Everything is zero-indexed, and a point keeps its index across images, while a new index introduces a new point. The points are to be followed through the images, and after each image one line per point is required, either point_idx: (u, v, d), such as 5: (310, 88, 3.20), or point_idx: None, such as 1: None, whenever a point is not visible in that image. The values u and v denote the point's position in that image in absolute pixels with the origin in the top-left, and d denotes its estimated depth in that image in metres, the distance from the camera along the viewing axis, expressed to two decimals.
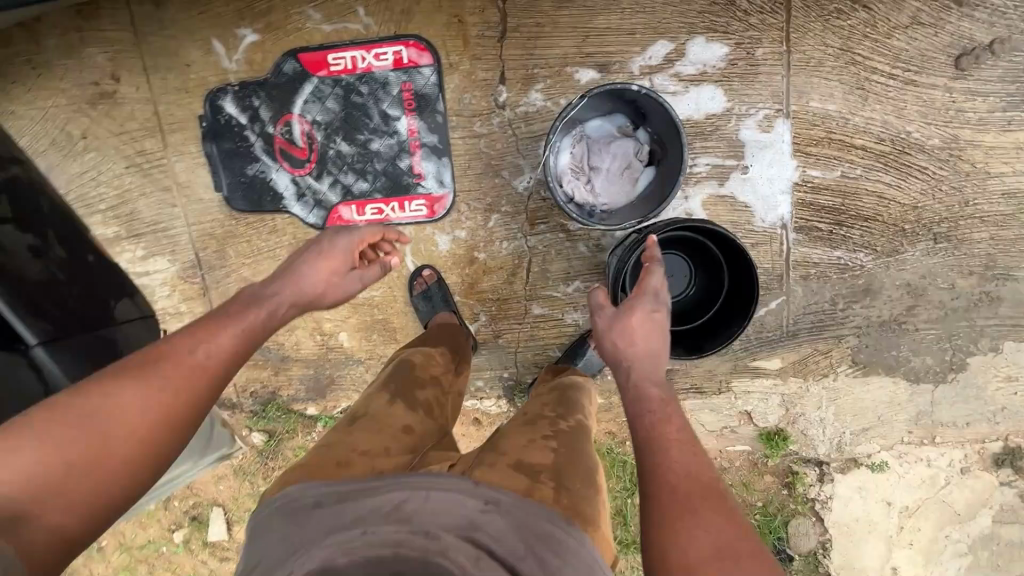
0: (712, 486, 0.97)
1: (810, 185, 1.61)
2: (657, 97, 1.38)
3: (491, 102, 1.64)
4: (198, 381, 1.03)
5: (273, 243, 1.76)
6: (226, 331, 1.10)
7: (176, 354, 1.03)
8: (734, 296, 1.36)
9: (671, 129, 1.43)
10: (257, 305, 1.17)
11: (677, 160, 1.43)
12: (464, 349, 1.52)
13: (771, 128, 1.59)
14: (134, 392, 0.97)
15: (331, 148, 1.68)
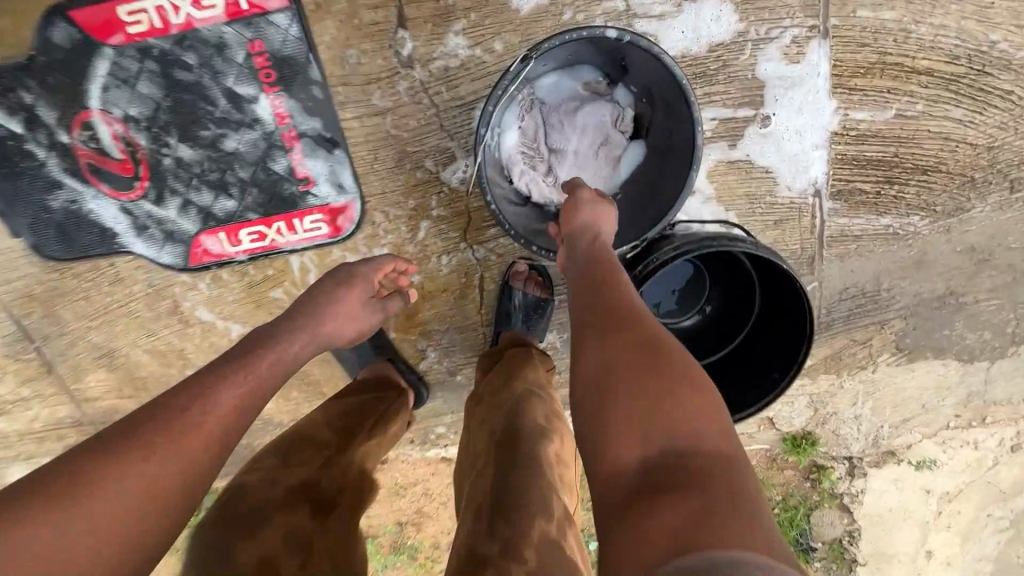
0: (633, 321, 0.78)
1: (853, 134, 1.16)
2: (647, 43, 0.88)
3: (392, 59, 1.09)
4: (210, 448, 0.70)
5: (122, 296, 1.26)
6: (243, 378, 0.77)
7: (179, 410, 0.70)
8: (772, 322, 0.97)
9: (668, 89, 0.95)
10: (277, 344, 0.86)
11: (680, 135, 0.97)
12: (383, 403, 1.11)
13: (802, 57, 1.11)
14: (125, 463, 0.64)
15: (166, 155, 1.13)
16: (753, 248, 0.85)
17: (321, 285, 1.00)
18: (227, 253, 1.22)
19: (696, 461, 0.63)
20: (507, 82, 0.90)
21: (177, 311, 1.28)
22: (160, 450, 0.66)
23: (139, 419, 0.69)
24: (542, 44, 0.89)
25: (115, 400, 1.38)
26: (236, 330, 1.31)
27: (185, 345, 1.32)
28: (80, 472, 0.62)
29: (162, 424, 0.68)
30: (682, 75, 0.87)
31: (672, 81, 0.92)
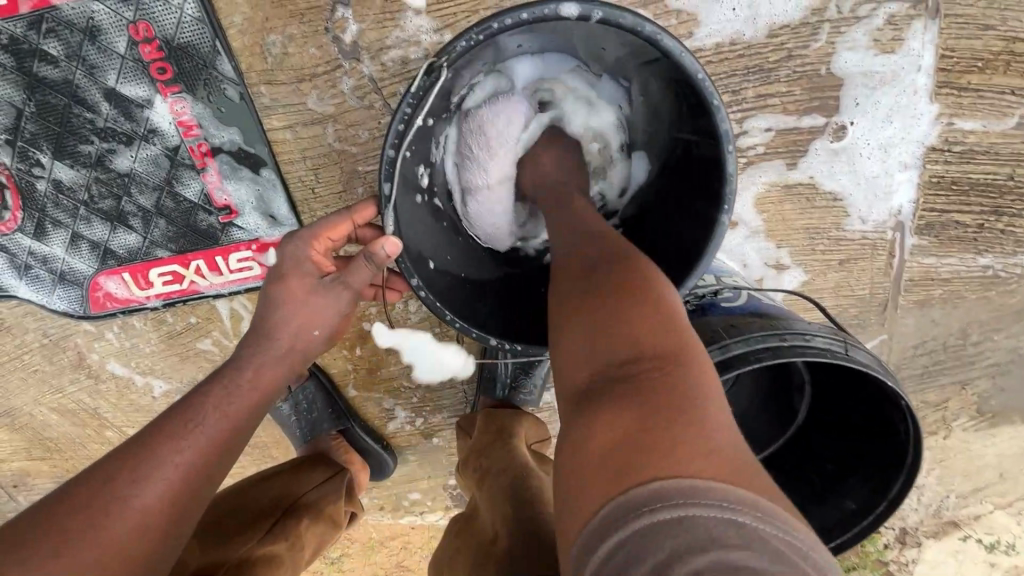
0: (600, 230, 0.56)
1: (956, 150, 0.86)
2: (635, 20, 0.51)
3: (330, 47, 0.80)
4: (151, 535, 0.49)
5: (12, 348, 1.01)
6: (189, 430, 0.55)
7: (105, 488, 0.49)
8: (839, 439, 0.72)
9: (678, 82, 0.59)
10: (228, 374, 0.61)
11: (701, 151, 0.62)
12: (323, 489, 0.92)
13: (897, 45, 0.80)
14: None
15: (40, 178, 0.86)
16: (840, 356, 0.58)
17: (263, 285, 0.67)
18: (135, 299, 0.96)
19: (647, 369, 0.41)
20: (411, 110, 0.54)
21: (83, 365, 1.03)
22: (84, 546, 0.46)
23: (45, 509, 0.48)
24: (454, 43, 0.51)
25: (26, 462, 1.15)
26: (159, 387, 1.06)
27: (99, 402, 1.08)
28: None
29: (82, 513, 0.47)
30: (698, 70, 0.51)
31: (683, 77, 0.57)
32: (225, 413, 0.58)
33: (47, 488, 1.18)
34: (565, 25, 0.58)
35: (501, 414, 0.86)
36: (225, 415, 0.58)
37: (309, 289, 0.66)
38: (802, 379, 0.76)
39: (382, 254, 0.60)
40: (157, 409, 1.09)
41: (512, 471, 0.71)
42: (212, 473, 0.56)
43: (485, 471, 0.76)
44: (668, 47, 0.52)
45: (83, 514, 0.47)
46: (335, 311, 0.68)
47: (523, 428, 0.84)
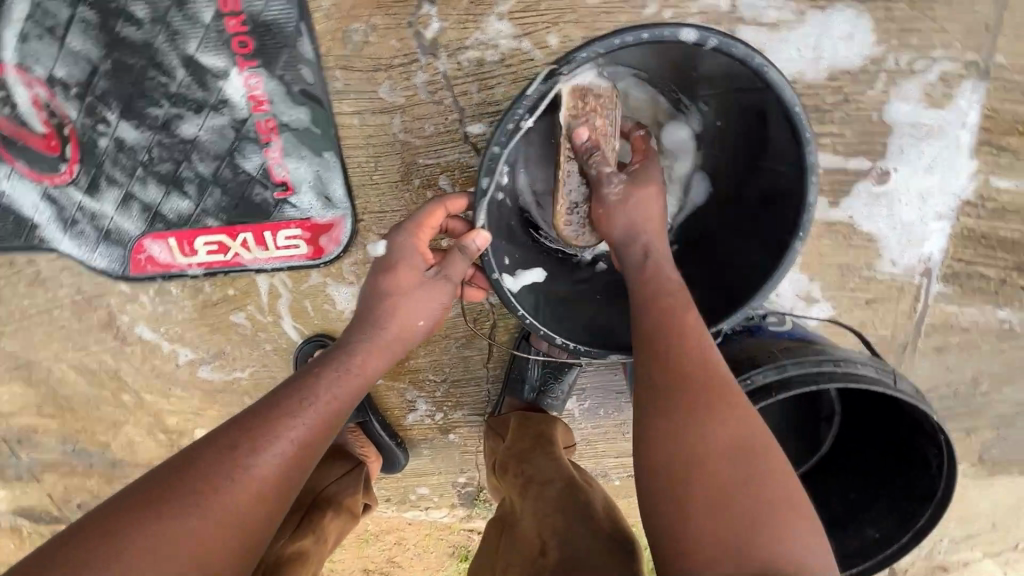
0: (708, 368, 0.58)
1: (989, 205, 0.91)
2: (747, 51, 0.59)
3: (410, 41, 0.82)
4: (260, 513, 0.51)
5: (44, 301, 1.01)
6: (303, 409, 0.56)
7: (217, 464, 0.50)
8: (892, 463, 0.71)
9: (758, 118, 0.67)
10: (337, 359, 0.63)
11: (773, 181, 0.68)
12: (344, 486, 0.95)
13: (946, 101, 0.85)
14: (141, 546, 0.45)
15: (103, 135, 0.87)
16: (887, 386, 0.61)
17: (370, 278, 0.71)
18: (177, 265, 0.96)
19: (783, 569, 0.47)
20: (524, 111, 0.59)
21: (112, 326, 1.03)
22: (197, 521, 0.47)
23: (163, 474, 0.50)
24: (577, 53, 0.58)
25: (35, 418, 1.13)
26: (184, 355, 1.06)
27: (121, 365, 1.07)
28: (83, 558, 0.44)
29: (197, 485, 0.49)
30: (798, 102, 0.59)
31: (771, 109, 0.64)
32: (333, 399, 0.59)
33: (52, 447, 1.16)
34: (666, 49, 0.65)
35: (531, 418, 0.89)
36: (333, 401, 0.59)
37: (413, 281, 0.69)
38: (830, 410, 0.79)
39: (473, 245, 0.67)
40: (179, 377, 1.08)
41: (555, 486, 0.74)
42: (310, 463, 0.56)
43: (529, 479, 0.77)
44: (772, 77, 0.59)
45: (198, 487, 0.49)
46: (434, 307, 0.70)
47: (558, 433, 0.88)
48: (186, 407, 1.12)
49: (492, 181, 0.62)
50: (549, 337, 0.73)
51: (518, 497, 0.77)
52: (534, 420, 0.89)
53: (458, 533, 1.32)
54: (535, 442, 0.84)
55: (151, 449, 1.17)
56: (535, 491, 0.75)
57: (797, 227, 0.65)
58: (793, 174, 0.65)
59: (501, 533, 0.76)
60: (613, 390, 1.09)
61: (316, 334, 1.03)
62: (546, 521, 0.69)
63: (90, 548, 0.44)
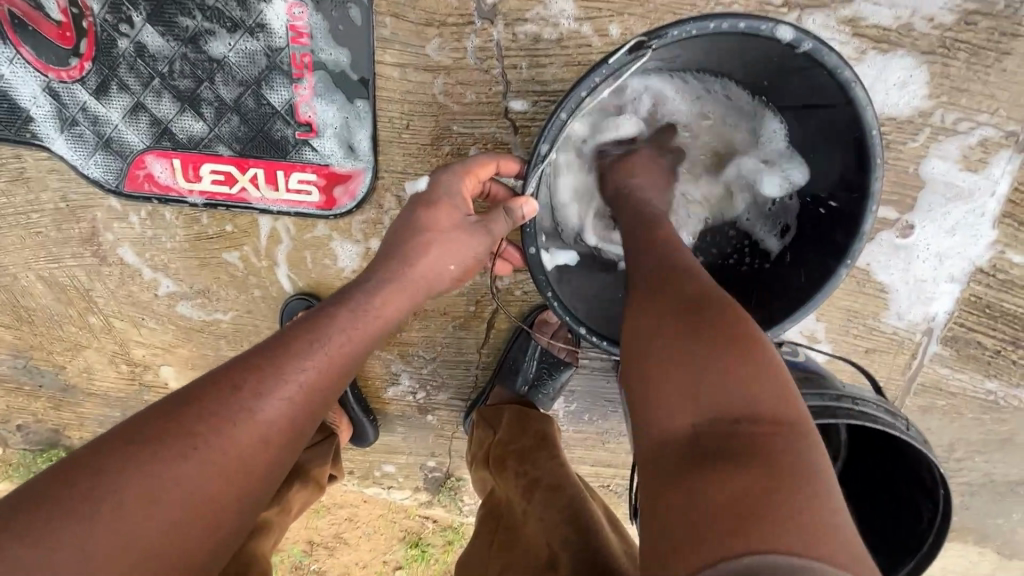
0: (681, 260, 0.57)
1: (1001, 276, 0.92)
2: (841, 65, 0.58)
3: (469, 2, 0.79)
4: (271, 456, 0.50)
5: (24, 202, 0.94)
6: (316, 350, 0.55)
7: (206, 421, 0.47)
8: (883, 506, 0.72)
9: (835, 136, 0.67)
10: (353, 300, 0.61)
11: (833, 202, 0.70)
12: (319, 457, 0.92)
13: (981, 166, 0.85)
14: (124, 503, 0.42)
15: (124, 36, 0.81)
16: (901, 431, 0.60)
17: (399, 223, 0.69)
18: (177, 189, 0.90)
19: (749, 428, 0.42)
20: (600, 80, 0.58)
21: (93, 242, 0.96)
22: (186, 479, 0.44)
23: (172, 406, 0.47)
24: (669, 31, 0.56)
25: None
26: (165, 286, 1.00)
27: (95, 285, 1.00)
28: (56, 513, 0.40)
29: (185, 442, 0.45)
30: (876, 128, 0.60)
31: (847, 131, 0.64)
32: (348, 342, 0.58)
33: (4, 360, 1.09)
34: (753, 51, 0.64)
35: (531, 415, 0.88)
36: (347, 343, 0.57)
37: (451, 223, 0.68)
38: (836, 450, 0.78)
39: (521, 212, 0.66)
40: (155, 308, 1.02)
41: (564, 493, 0.72)
42: (308, 423, 0.54)
43: (533, 479, 0.75)
44: (857, 95, 0.59)
45: (203, 419, 0.47)
46: (463, 260, 0.69)
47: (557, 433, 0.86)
48: (156, 341, 1.05)
49: (550, 150, 0.61)
50: (574, 325, 0.72)
51: (521, 498, 0.74)
52: (531, 416, 0.88)
53: (413, 518, 1.29)
54: (539, 440, 0.82)
55: (110, 379, 1.10)
56: (542, 495, 0.72)
57: (846, 254, 0.67)
58: (856, 199, 0.66)
59: (502, 537, 0.72)
60: (602, 398, 1.06)
61: (302, 292, 0.99)
62: (562, 531, 0.66)
63: (65, 504, 0.41)
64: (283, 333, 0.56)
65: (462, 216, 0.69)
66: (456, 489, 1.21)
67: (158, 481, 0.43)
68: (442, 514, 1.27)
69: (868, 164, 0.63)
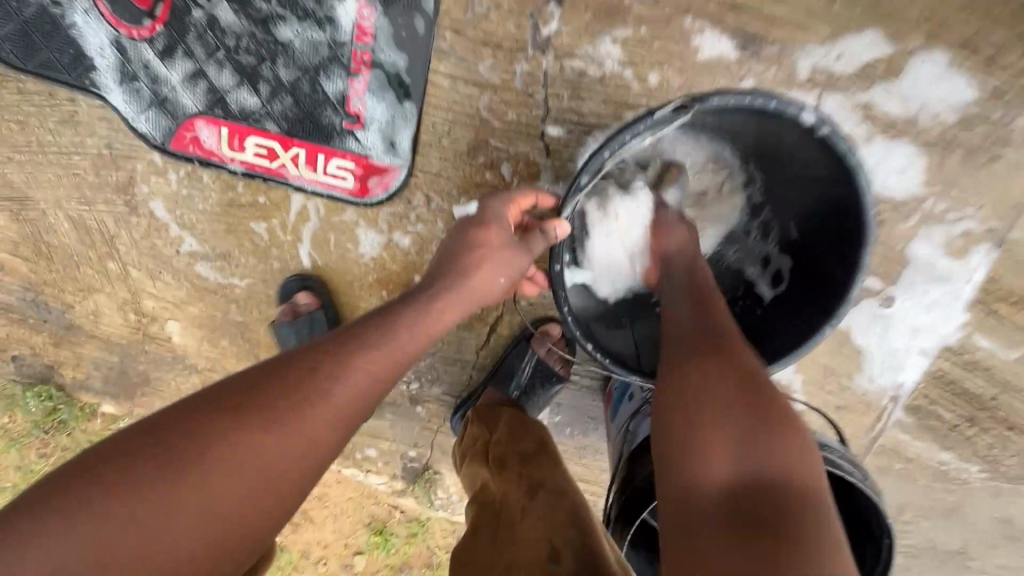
0: (729, 332, 0.62)
1: (966, 357, 1.00)
2: (848, 150, 0.66)
3: (526, 31, 0.86)
4: (335, 436, 0.54)
5: (69, 143, 0.97)
6: (384, 339, 0.61)
7: (287, 394, 0.53)
8: None
9: (836, 211, 0.74)
10: (415, 301, 0.67)
11: (826, 268, 0.77)
12: None
13: (962, 255, 0.93)
14: (215, 458, 0.48)
15: (199, 7, 0.86)
16: (859, 479, 0.67)
17: (456, 234, 0.75)
18: (220, 155, 0.95)
19: (783, 493, 0.46)
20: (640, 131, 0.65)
21: (127, 192, 1.00)
22: (263, 445, 0.50)
23: (257, 376, 0.54)
24: (710, 98, 0.64)
25: (8, 256, 1.08)
26: (188, 244, 1.04)
27: (120, 232, 1.04)
28: (149, 458, 0.47)
29: (268, 412, 0.51)
30: (872, 209, 0.68)
31: (847, 208, 0.72)
32: (410, 339, 0.63)
33: (15, 290, 1.11)
34: (775, 124, 0.71)
35: (529, 421, 0.96)
36: (410, 340, 0.63)
37: (500, 239, 0.74)
38: None
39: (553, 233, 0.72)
40: (174, 263, 1.05)
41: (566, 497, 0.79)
42: (370, 406, 0.58)
43: (536, 481, 0.82)
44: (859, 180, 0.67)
45: (285, 390, 0.53)
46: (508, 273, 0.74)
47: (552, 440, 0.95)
48: (168, 295, 1.08)
49: (589, 181, 0.67)
50: (581, 340, 0.78)
51: (524, 495, 0.80)
52: (530, 422, 0.96)
53: (385, 504, 1.32)
54: (541, 444, 0.90)
55: (116, 324, 1.13)
56: (544, 496, 0.79)
57: (832, 316, 0.74)
58: (845, 267, 0.73)
59: (502, 534, 0.77)
60: (585, 414, 1.12)
61: (307, 274, 1.03)
62: (563, 529, 0.72)
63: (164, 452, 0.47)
64: (356, 323, 0.62)
65: (508, 234, 0.75)
66: (432, 482, 1.25)
67: (241, 445, 0.49)
68: (413, 504, 1.31)
69: (862, 240, 0.70)
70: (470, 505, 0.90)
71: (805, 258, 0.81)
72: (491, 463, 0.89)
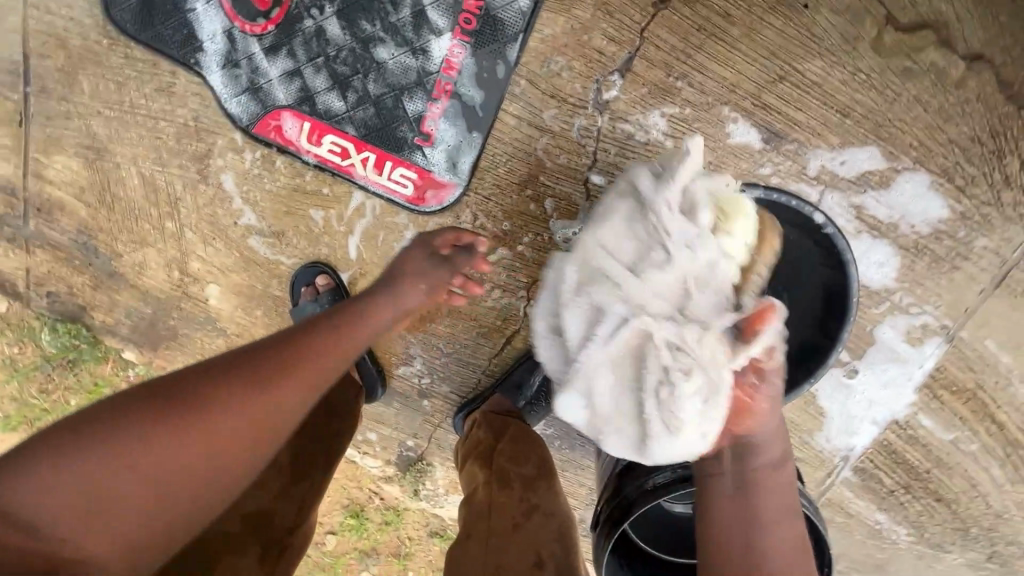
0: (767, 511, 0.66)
1: (909, 431, 1.15)
2: (845, 247, 0.84)
3: (589, 92, 0.99)
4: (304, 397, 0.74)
5: (160, 109, 1.06)
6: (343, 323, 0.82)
7: (270, 363, 0.73)
8: None
9: (820, 291, 0.90)
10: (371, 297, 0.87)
11: (812, 337, 0.92)
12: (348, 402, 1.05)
13: (918, 343, 1.09)
14: (215, 401, 0.69)
15: (311, 18, 0.98)
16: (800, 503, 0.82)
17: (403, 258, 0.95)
18: (297, 145, 1.05)
19: None
20: None
21: (202, 162, 1.09)
22: (244, 396, 0.70)
23: (250, 353, 0.75)
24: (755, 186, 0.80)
25: (71, 199, 1.15)
26: (247, 219, 1.13)
27: (185, 196, 1.12)
28: (173, 391, 0.69)
29: (252, 374, 0.72)
30: (857, 292, 0.85)
31: (834, 290, 0.88)
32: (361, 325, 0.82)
33: (68, 231, 1.18)
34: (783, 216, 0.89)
35: (531, 437, 1.07)
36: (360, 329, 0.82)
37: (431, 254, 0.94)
38: None
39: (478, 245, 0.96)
40: (230, 232, 1.14)
41: (554, 520, 0.94)
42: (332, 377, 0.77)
43: (532, 503, 0.96)
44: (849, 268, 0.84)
45: (266, 361, 0.73)
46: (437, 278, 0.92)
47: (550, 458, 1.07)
48: (215, 260, 1.17)
49: None
50: None
51: (519, 513, 0.94)
52: (532, 438, 1.07)
53: (373, 486, 1.40)
54: (540, 464, 1.02)
55: (158, 279, 1.20)
56: (537, 518, 0.94)
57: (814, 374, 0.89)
58: (827, 338, 0.90)
59: (494, 540, 0.91)
60: (576, 431, 1.23)
61: (317, 261, 1.14)
62: (551, 545, 0.90)
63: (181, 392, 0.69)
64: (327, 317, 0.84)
65: (432, 253, 0.94)
66: (422, 473, 1.34)
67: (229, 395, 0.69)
68: (399, 491, 1.39)
69: (845, 316, 0.87)
70: (465, 501, 1.02)
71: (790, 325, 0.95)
72: (489, 470, 1.01)
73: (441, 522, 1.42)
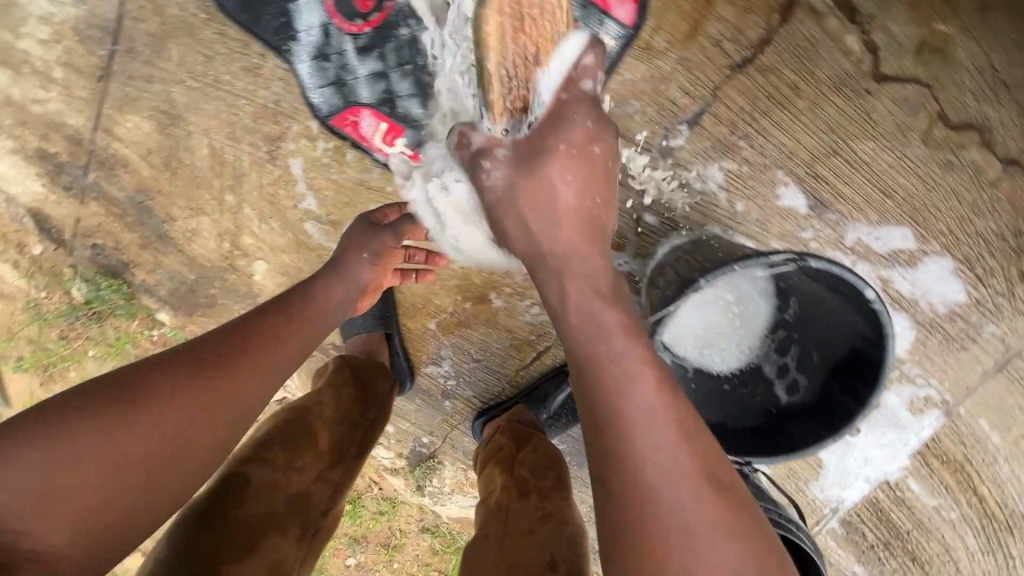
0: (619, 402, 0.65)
1: (897, 492, 1.23)
2: (886, 322, 0.88)
3: (656, 138, 1.06)
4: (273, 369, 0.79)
5: (243, 87, 1.09)
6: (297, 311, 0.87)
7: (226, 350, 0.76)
8: None
9: (858, 358, 0.96)
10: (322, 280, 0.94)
11: (840, 398, 0.99)
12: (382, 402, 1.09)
13: (919, 413, 1.17)
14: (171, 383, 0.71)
15: (407, 27, 1.00)
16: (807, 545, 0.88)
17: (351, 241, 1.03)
18: (370, 142, 1.09)
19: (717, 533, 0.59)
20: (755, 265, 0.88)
21: (274, 144, 1.13)
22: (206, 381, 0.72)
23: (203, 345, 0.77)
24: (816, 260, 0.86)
25: (137, 159, 1.17)
26: (307, 204, 1.16)
27: (250, 174, 1.15)
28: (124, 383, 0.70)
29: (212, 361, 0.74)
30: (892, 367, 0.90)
31: (873, 360, 0.93)
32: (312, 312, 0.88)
33: (126, 189, 1.20)
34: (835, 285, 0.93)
35: (551, 454, 1.10)
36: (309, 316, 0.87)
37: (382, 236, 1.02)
38: None
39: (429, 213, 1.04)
40: (287, 214, 1.17)
41: (569, 528, 0.94)
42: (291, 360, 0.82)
43: (547, 510, 0.97)
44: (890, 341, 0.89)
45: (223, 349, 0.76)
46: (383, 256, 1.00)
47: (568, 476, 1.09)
48: (268, 238, 1.20)
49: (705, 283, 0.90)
50: None
51: (533, 517, 0.96)
52: (554, 455, 1.10)
53: (380, 476, 1.43)
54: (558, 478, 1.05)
55: (207, 248, 1.22)
56: (551, 522, 0.95)
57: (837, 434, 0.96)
58: (857, 402, 0.96)
59: (508, 539, 0.92)
60: None
61: None
62: (563, 548, 0.90)
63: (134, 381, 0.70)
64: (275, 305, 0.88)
65: (371, 226, 1.01)
66: (430, 470, 1.38)
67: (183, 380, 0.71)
68: (403, 484, 1.43)
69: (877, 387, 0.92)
70: (482, 504, 1.06)
71: (819, 379, 1.03)
72: (511, 478, 1.05)
73: (437, 519, 1.46)
